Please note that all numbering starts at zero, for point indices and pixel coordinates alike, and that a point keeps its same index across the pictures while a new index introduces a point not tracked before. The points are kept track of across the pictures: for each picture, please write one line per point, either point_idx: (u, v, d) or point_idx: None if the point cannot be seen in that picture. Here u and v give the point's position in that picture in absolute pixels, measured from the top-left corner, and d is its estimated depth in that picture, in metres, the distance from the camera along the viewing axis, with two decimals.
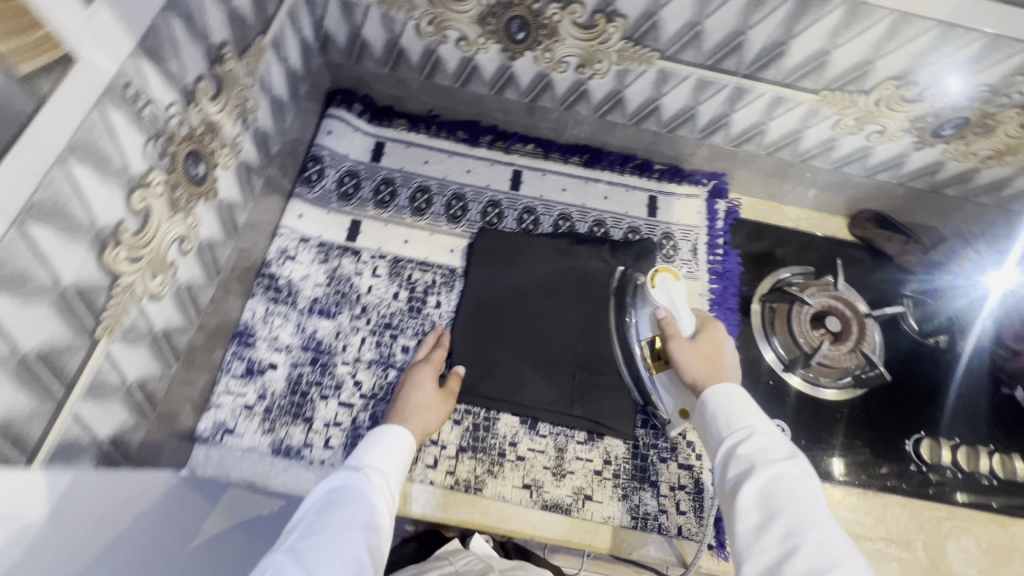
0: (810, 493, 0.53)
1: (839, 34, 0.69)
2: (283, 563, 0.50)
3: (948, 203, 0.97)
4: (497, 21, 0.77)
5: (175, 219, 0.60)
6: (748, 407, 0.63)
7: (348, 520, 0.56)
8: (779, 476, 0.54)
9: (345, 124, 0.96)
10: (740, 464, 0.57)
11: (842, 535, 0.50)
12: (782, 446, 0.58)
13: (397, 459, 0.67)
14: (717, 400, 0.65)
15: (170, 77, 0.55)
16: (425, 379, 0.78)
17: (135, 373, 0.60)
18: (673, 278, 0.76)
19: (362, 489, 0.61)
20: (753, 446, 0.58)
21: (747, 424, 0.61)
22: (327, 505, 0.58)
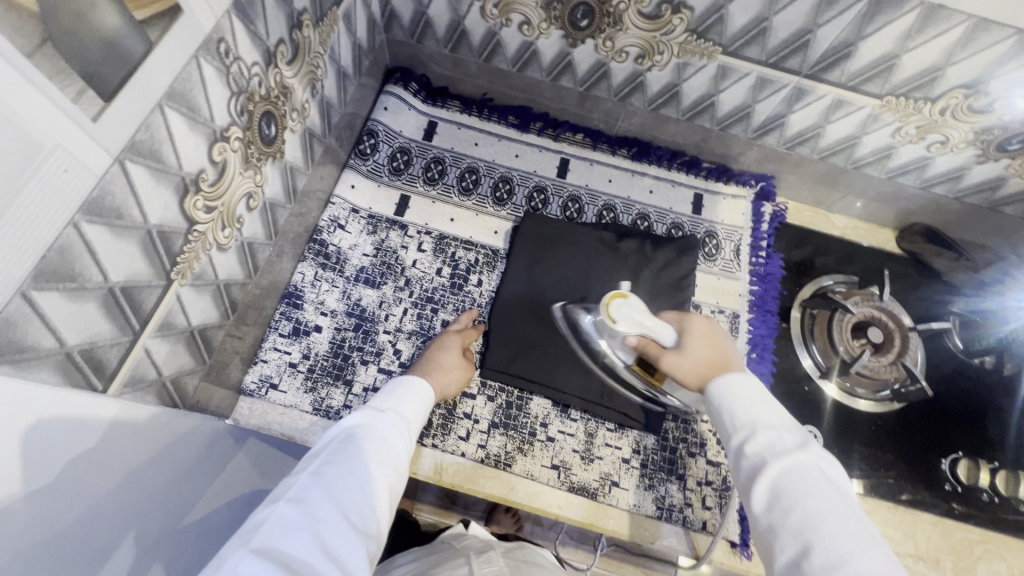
0: (825, 483, 0.49)
1: (912, 37, 0.68)
2: (309, 484, 0.49)
3: (1006, 222, 0.95)
4: (562, 7, 0.78)
5: (246, 175, 0.63)
6: (760, 396, 0.59)
7: (374, 456, 0.55)
8: (793, 470, 0.50)
9: (401, 101, 0.98)
10: (751, 460, 0.54)
11: (865, 528, 0.46)
12: (794, 437, 0.54)
13: (417, 408, 0.66)
14: (726, 389, 0.61)
15: (255, 38, 0.57)
16: (453, 343, 0.80)
17: (198, 319, 0.63)
18: (626, 301, 0.70)
19: (385, 428, 0.60)
20: (761, 439, 0.54)
21: (753, 416, 0.57)
22: (352, 435, 0.57)
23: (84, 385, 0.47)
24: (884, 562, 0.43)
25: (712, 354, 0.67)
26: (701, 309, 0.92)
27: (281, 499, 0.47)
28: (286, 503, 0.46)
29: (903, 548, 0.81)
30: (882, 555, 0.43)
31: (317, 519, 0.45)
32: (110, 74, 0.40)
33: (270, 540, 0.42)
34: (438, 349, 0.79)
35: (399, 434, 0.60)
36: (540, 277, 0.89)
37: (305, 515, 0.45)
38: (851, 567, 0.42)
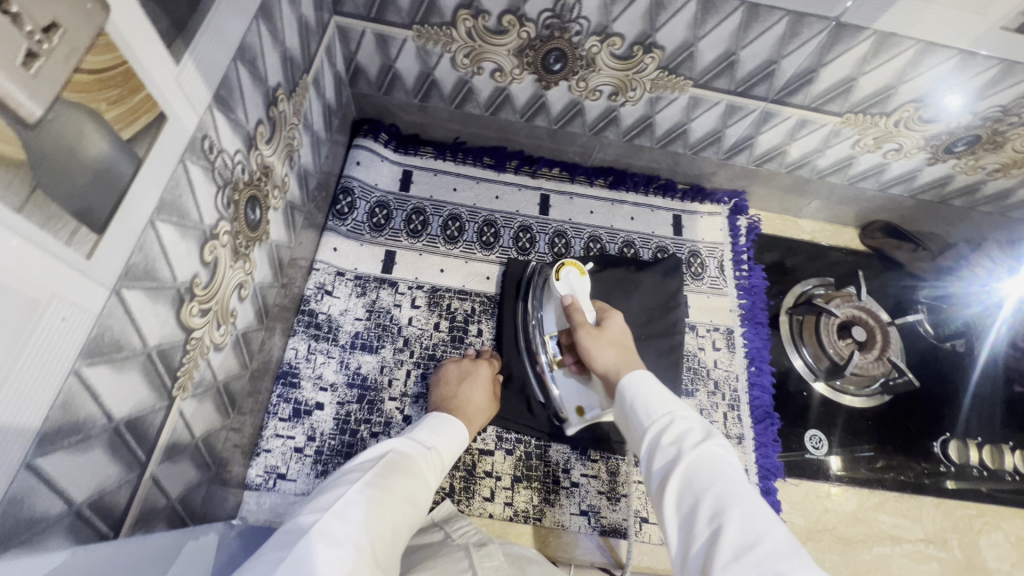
0: (731, 468, 0.51)
1: (867, 62, 0.73)
2: (351, 501, 0.52)
3: (954, 212, 1.02)
4: (534, 54, 0.78)
5: (236, 266, 0.59)
6: (661, 390, 0.62)
7: (407, 489, 0.58)
8: (700, 459, 0.52)
9: (373, 154, 0.96)
10: (665, 455, 0.55)
11: (768, 505, 0.48)
12: (702, 426, 0.56)
13: (454, 449, 0.69)
14: (634, 389, 0.63)
15: (236, 125, 0.53)
16: (485, 382, 0.79)
17: (200, 427, 0.58)
18: (576, 270, 0.77)
19: (422, 463, 0.63)
20: (675, 431, 0.56)
21: (666, 410, 0.59)
22: (395, 464, 0.59)
23: (95, 540, 0.42)
24: (786, 538, 0.44)
25: (625, 345, 0.71)
26: (697, 329, 0.95)
27: (325, 510, 0.50)
28: (331, 514, 0.49)
29: (914, 534, 0.86)
30: (787, 530, 0.46)
31: (350, 540, 0.47)
32: (102, 204, 0.36)
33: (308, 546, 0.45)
34: (461, 386, 0.77)
35: (430, 475, 0.63)
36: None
37: (343, 534, 0.48)
38: (759, 548, 0.43)
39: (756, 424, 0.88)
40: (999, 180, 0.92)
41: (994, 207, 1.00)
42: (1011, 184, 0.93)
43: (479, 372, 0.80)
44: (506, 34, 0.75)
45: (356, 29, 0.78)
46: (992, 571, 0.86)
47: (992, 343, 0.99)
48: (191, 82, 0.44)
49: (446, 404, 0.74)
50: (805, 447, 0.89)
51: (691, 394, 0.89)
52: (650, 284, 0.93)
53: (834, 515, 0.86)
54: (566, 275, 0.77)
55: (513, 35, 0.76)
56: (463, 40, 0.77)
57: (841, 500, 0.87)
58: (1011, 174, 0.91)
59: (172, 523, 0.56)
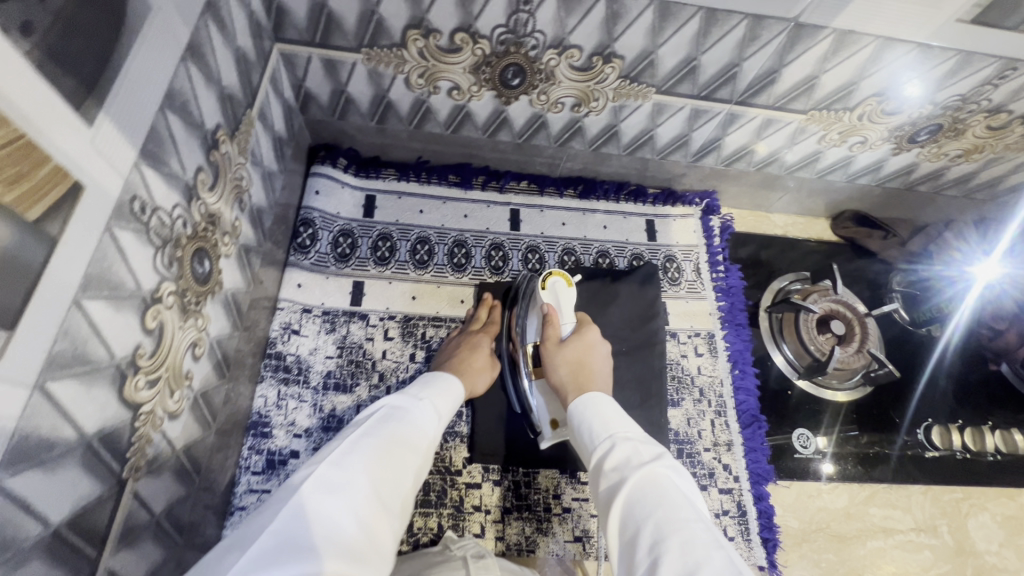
0: (674, 491, 0.51)
1: (828, 60, 0.72)
2: (347, 451, 0.52)
3: (921, 197, 1.03)
4: (491, 70, 0.75)
5: (187, 325, 0.55)
6: (612, 412, 0.63)
7: (406, 437, 0.57)
8: (643, 482, 0.52)
9: (332, 181, 0.92)
10: (609, 481, 0.55)
11: (709, 529, 0.47)
12: (648, 449, 0.57)
13: (453, 399, 0.68)
14: (585, 412, 0.63)
15: (171, 179, 0.49)
16: (483, 345, 0.79)
17: (162, 502, 0.54)
18: (563, 280, 0.75)
19: (418, 412, 0.62)
20: (618, 455, 0.56)
21: (610, 434, 0.59)
22: (390, 416, 0.58)
23: None
24: (724, 561, 0.44)
25: (591, 362, 0.70)
26: (678, 336, 0.93)
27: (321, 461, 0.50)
28: (326, 465, 0.50)
29: (905, 524, 0.86)
30: (726, 553, 0.45)
31: (349, 489, 0.48)
32: (11, 296, 0.32)
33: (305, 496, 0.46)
34: (461, 350, 0.78)
35: (430, 422, 0.62)
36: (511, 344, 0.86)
37: (340, 484, 0.48)
38: (697, 572, 0.43)
39: (744, 429, 0.88)
40: (962, 164, 0.93)
41: (959, 190, 1.00)
42: (974, 168, 0.94)
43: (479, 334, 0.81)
44: (459, 52, 0.72)
45: (301, 56, 0.74)
46: (981, 553, 0.87)
47: (953, 326, 1.01)
48: (111, 143, 0.40)
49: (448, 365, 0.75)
50: (793, 447, 0.89)
51: (677, 404, 0.88)
52: (629, 295, 0.91)
53: (827, 513, 0.86)
54: (552, 283, 0.76)
55: (467, 53, 0.72)
56: (415, 61, 0.74)
57: (833, 497, 0.87)
58: (973, 159, 0.91)
59: None
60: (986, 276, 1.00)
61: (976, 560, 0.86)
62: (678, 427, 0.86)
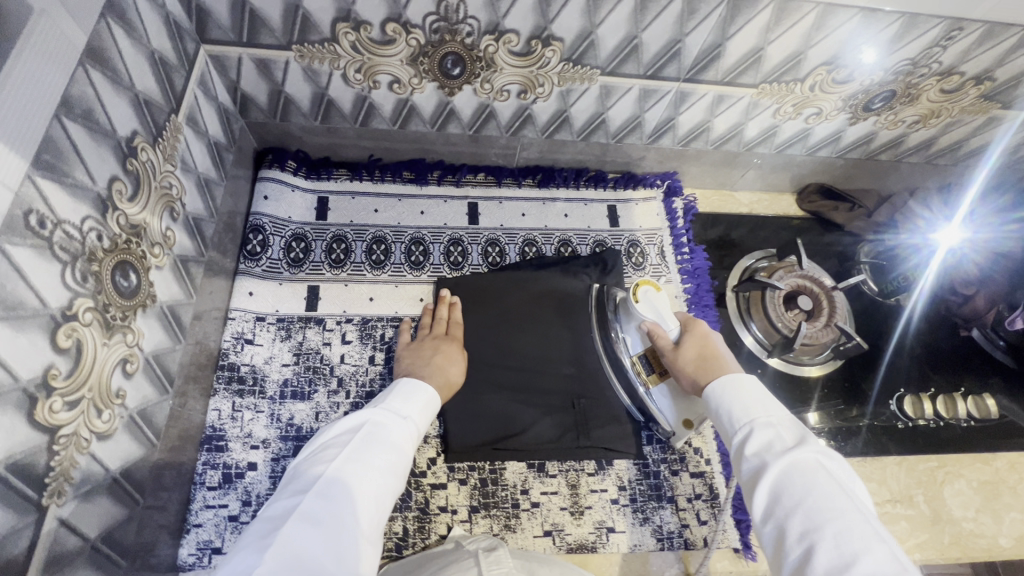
0: (830, 480, 0.49)
1: (771, 30, 0.70)
2: (330, 482, 0.52)
3: (884, 166, 1.01)
4: (429, 60, 0.73)
5: (113, 342, 0.53)
6: (756, 392, 0.61)
7: (386, 459, 0.57)
8: (792, 469, 0.50)
9: (281, 185, 0.89)
10: (753, 461, 0.54)
11: (871, 523, 0.45)
12: (792, 435, 0.54)
13: (426, 417, 0.67)
14: (726, 389, 0.63)
15: (77, 191, 0.47)
16: (456, 355, 0.78)
17: (96, 527, 0.52)
18: (655, 289, 0.75)
19: (397, 433, 0.61)
20: (767, 434, 0.55)
21: (750, 419, 0.57)
22: (370, 439, 0.58)
23: None
24: (889, 558, 0.42)
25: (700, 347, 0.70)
26: None
27: (305, 493, 0.51)
28: (312, 497, 0.50)
29: (880, 496, 0.86)
30: (891, 549, 0.43)
31: (333, 520, 0.49)
32: None
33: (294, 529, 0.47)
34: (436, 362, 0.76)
35: (408, 442, 0.62)
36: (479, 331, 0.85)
37: (324, 516, 0.49)
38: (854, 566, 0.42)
39: None
40: (921, 130, 0.92)
41: (921, 156, 0.99)
42: (933, 133, 0.93)
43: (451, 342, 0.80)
44: (393, 43, 0.70)
45: (231, 57, 0.71)
46: (959, 520, 0.86)
47: (920, 292, 1.01)
48: None
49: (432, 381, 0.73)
50: None
51: None
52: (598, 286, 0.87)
53: None
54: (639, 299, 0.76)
55: (401, 43, 0.70)
56: (350, 55, 0.71)
57: None
58: (931, 124, 0.90)
59: None
60: (948, 241, 0.98)
61: (954, 527, 0.85)
62: None
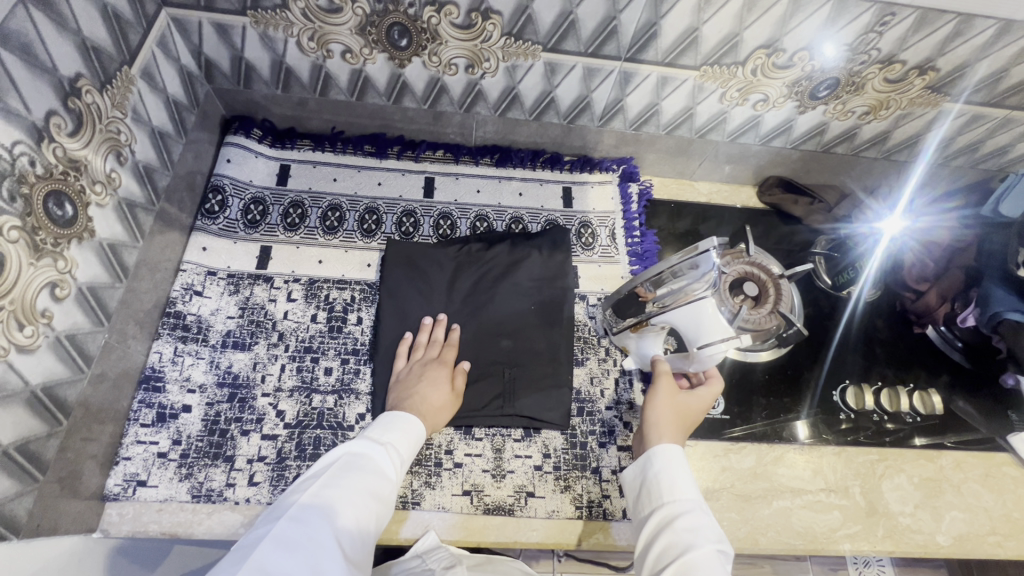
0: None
1: (703, 10, 0.72)
2: (308, 508, 0.56)
3: (842, 160, 1.02)
4: (376, 30, 0.77)
5: (41, 265, 0.57)
6: (685, 475, 0.65)
7: (369, 484, 0.61)
8: (701, 560, 0.55)
9: (245, 151, 0.94)
10: (668, 546, 0.59)
11: None
12: (709, 529, 0.59)
13: (414, 441, 0.70)
14: (660, 463, 0.66)
15: (10, 116, 0.52)
16: (439, 378, 0.77)
17: (10, 433, 0.56)
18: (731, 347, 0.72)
19: (382, 460, 0.65)
20: (686, 523, 0.60)
21: (679, 497, 0.63)
22: (350, 465, 0.62)
23: None
24: None
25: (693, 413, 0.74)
26: (587, 299, 0.93)
27: (281, 517, 0.55)
28: (286, 521, 0.54)
29: (814, 485, 0.85)
30: None
31: (308, 546, 0.52)
32: None
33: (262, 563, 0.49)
34: (428, 385, 0.76)
35: (395, 467, 0.66)
36: (406, 293, 0.87)
37: (298, 539, 0.52)
38: None
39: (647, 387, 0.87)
40: (872, 123, 0.92)
41: (878, 150, 0.99)
42: (886, 126, 0.93)
43: (450, 358, 0.80)
44: (340, 12, 0.74)
45: (192, 21, 0.76)
46: (896, 514, 0.84)
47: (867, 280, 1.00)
48: None
49: (422, 409, 0.74)
50: None
51: (582, 364, 0.88)
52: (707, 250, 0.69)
53: (730, 474, 0.85)
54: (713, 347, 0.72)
55: (348, 13, 0.75)
56: (301, 22, 0.76)
57: (738, 458, 0.86)
58: (881, 116, 0.90)
59: None
60: (891, 230, 0.97)
61: (889, 521, 0.83)
62: (580, 385, 0.86)
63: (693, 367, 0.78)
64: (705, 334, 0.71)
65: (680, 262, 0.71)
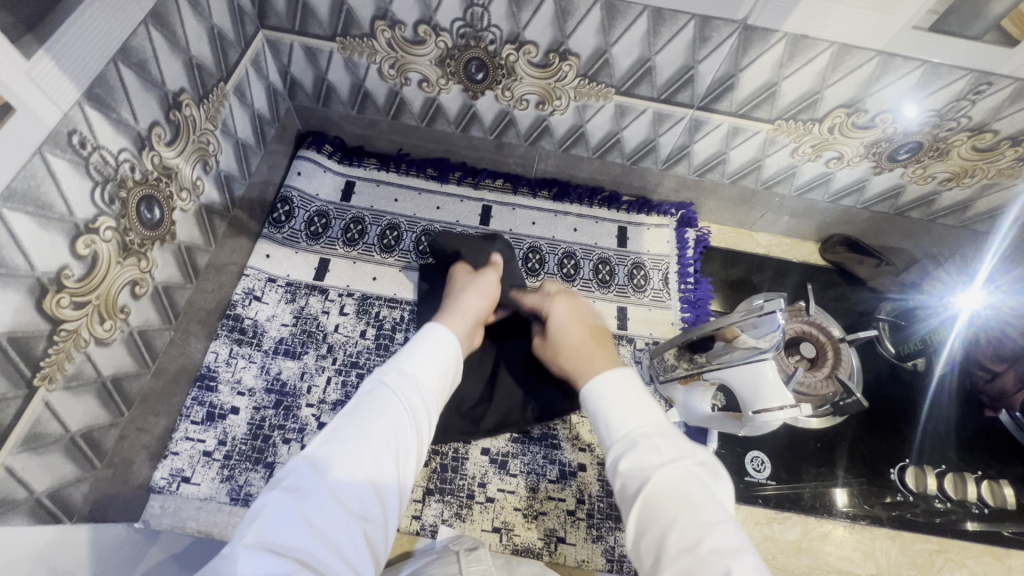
0: (701, 496, 0.49)
1: (786, 65, 0.71)
2: (315, 459, 0.47)
3: (914, 224, 0.97)
4: (455, 63, 0.80)
5: (127, 263, 0.60)
6: (640, 397, 0.57)
7: (387, 421, 0.51)
8: (666, 485, 0.49)
9: (315, 165, 0.97)
10: (630, 479, 0.52)
11: (741, 535, 0.46)
12: (668, 445, 0.53)
13: (436, 361, 0.60)
14: (599, 398, 0.58)
15: (120, 125, 0.56)
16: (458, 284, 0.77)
17: (79, 421, 0.59)
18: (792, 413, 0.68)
19: (399, 391, 0.55)
20: (640, 452, 0.53)
21: (628, 428, 0.55)
22: (361, 403, 0.52)
23: None
24: (757, 567, 0.43)
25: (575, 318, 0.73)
26: (635, 342, 0.91)
27: (283, 478, 0.46)
28: (288, 483, 0.45)
29: (864, 569, 0.79)
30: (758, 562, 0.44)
31: (317, 506, 0.43)
32: None
33: (254, 552, 0.40)
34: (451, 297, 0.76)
35: (417, 393, 0.56)
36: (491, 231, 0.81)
37: (304, 498, 0.44)
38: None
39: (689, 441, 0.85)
40: (954, 190, 0.88)
41: (956, 218, 0.94)
42: (967, 194, 0.89)
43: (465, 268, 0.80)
44: (424, 44, 0.77)
45: (285, 43, 0.81)
46: None
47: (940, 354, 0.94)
48: (50, 77, 0.46)
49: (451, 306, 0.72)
50: (745, 469, 0.84)
51: None
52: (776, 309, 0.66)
53: (772, 544, 0.80)
54: (768, 415, 0.68)
55: (431, 46, 0.77)
56: (385, 51, 0.79)
57: (783, 529, 0.81)
58: (965, 184, 0.86)
59: (36, 517, 0.56)
60: (972, 304, 0.91)
61: None
62: None
63: (743, 430, 0.75)
64: (763, 398, 0.68)
65: (741, 318, 0.69)
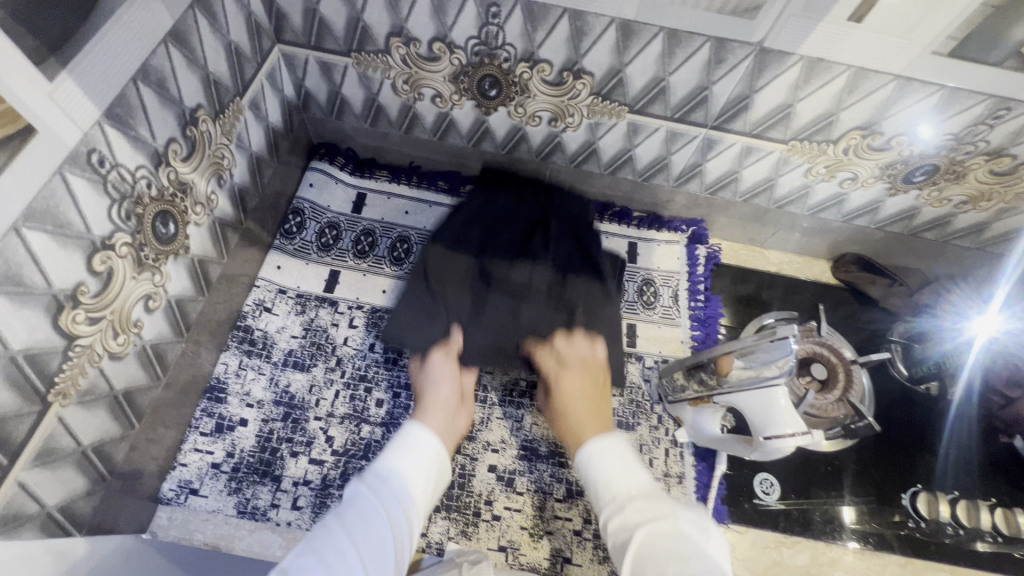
0: (682, 545, 0.57)
1: (801, 87, 0.70)
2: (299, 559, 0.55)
3: (929, 245, 0.96)
4: (469, 80, 0.80)
5: (141, 278, 0.61)
6: (622, 457, 0.68)
7: (366, 505, 0.62)
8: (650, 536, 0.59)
9: (326, 176, 0.98)
10: (619, 535, 0.62)
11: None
12: (648, 495, 0.64)
13: (424, 453, 0.70)
14: (587, 458, 0.70)
15: (138, 143, 0.56)
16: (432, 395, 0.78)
17: (90, 434, 0.60)
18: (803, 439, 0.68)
19: (375, 500, 0.63)
20: (627, 513, 0.63)
21: (611, 489, 0.65)
22: (342, 517, 0.61)
23: None
24: None
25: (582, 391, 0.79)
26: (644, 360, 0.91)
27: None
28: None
29: None
30: None
31: None
32: None
33: None
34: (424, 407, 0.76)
35: (393, 517, 0.62)
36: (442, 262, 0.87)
37: None
38: None
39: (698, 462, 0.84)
40: (970, 213, 0.87)
41: (972, 240, 0.93)
42: (984, 217, 0.88)
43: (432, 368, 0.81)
44: (438, 61, 0.77)
45: (300, 58, 0.82)
46: None
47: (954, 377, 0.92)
48: (72, 98, 0.47)
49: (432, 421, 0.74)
50: (754, 492, 0.84)
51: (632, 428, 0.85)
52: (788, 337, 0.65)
53: (781, 569, 0.79)
54: (778, 441, 0.68)
55: (445, 62, 0.78)
56: (399, 67, 0.80)
57: (791, 553, 0.80)
58: (982, 206, 0.85)
59: (46, 530, 0.57)
60: (987, 330, 0.91)
61: None
62: None
63: (753, 454, 0.75)
64: (775, 424, 0.68)
65: (753, 342, 0.67)
